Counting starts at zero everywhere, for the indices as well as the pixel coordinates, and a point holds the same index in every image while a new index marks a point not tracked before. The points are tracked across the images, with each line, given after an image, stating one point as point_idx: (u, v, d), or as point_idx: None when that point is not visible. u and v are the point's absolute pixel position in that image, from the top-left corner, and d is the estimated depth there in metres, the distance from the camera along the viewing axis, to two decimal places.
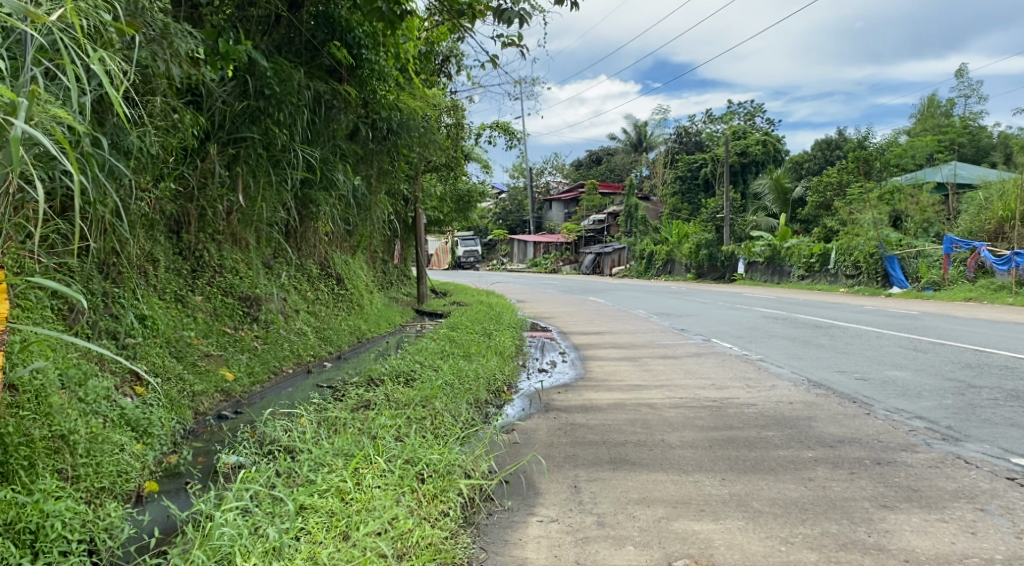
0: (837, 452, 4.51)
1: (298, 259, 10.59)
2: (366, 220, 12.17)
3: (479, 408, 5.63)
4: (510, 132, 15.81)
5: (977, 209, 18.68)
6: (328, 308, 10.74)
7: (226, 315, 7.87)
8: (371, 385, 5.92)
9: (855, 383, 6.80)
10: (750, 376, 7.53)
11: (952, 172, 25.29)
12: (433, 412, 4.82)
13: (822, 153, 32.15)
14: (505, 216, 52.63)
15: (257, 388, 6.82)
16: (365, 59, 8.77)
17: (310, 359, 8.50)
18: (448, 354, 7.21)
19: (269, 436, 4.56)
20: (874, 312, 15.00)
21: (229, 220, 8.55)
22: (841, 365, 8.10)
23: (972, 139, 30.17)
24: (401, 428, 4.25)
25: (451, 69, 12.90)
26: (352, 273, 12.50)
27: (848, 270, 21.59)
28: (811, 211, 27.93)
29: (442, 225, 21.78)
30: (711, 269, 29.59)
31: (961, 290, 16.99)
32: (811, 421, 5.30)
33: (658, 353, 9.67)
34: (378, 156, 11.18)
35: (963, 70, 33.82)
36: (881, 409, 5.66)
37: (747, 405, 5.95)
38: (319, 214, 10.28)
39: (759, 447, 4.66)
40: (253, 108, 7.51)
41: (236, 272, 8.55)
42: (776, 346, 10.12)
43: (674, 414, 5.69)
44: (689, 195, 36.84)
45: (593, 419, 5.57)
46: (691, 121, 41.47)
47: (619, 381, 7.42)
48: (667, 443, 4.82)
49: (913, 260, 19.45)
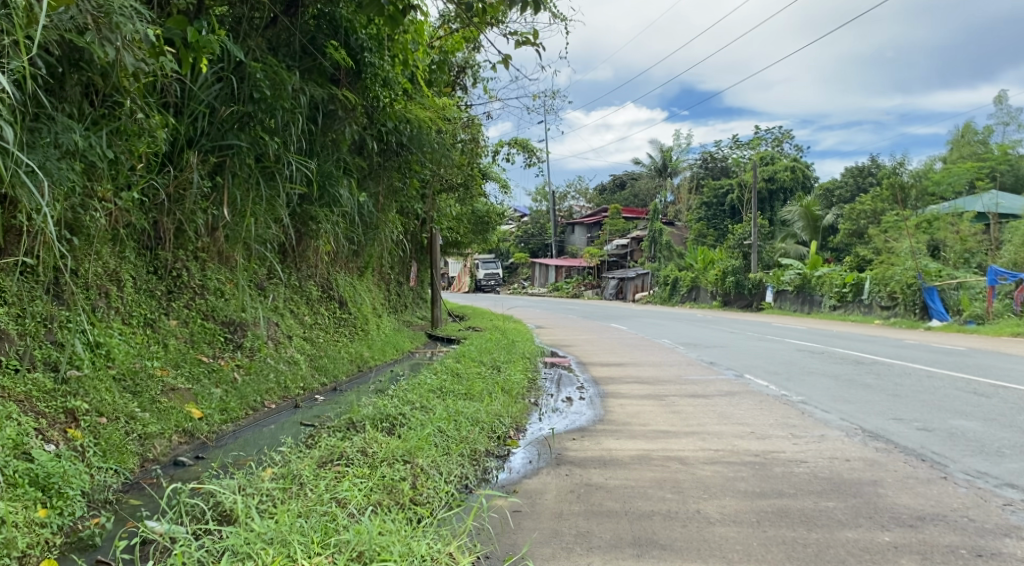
0: (922, 534, 3.57)
1: (296, 279, 9.84)
2: (374, 240, 11.44)
3: (477, 463, 4.77)
4: (529, 149, 14.97)
5: (1022, 240, 17.57)
6: (328, 332, 9.92)
7: (204, 341, 7.08)
8: (351, 429, 5.15)
9: (920, 436, 5.79)
10: (794, 422, 6.57)
11: (994, 201, 24.01)
12: (414, 474, 4.14)
13: (854, 180, 30.86)
14: (528, 241, 51.80)
15: (229, 427, 6.15)
16: (368, 63, 8.04)
17: (299, 392, 7.74)
18: (446, 392, 6.33)
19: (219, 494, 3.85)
20: (916, 347, 13.83)
21: (214, 237, 7.76)
22: (896, 411, 7.05)
23: (1012, 168, 28.96)
24: (361, 506, 3.59)
25: (468, 81, 12.16)
26: (357, 295, 11.69)
27: (883, 300, 20.46)
28: (842, 240, 26.97)
29: (462, 247, 21.04)
30: (737, 297, 28.52)
31: (1008, 325, 15.81)
32: (879, 488, 4.35)
33: (687, 391, 8.70)
34: (387, 172, 10.58)
35: (1002, 97, 32.66)
36: (961, 472, 4.68)
37: (796, 463, 5.01)
38: (319, 232, 9.56)
39: (819, 525, 3.73)
40: (241, 114, 6.95)
41: (221, 294, 7.76)
42: (816, 385, 9.09)
43: (710, 473, 4.78)
44: (715, 221, 35.83)
45: (612, 478, 4.67)
46: (716, 146, 40.75)
47: (644, 426, 6.48)
48: (705, 516, 3.91)
49: (953, 292, 18.24)
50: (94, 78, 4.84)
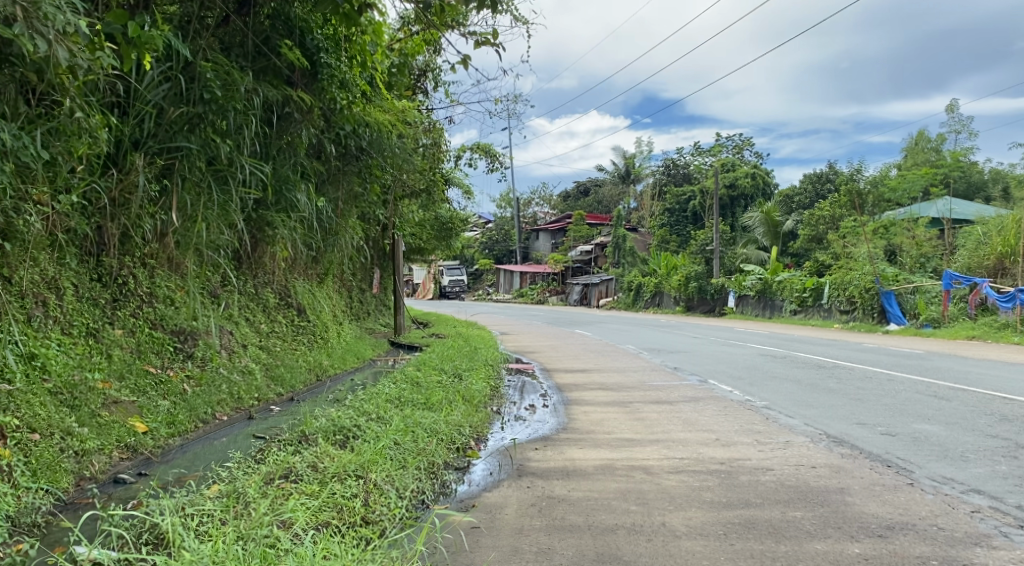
0: (891, 544, 3.49)
1: (252, 287, 9.54)
2: (334, 246, 11.17)
3: (435, 476, 4.60)
4: (492, 154, 14.82)
5: (975, 245, 17.98)
6: (285, 341, 9.62)
7: (151, 351, 6.77)
8: (303, 443, 4.94)
9: (883, 441, 5.77)
10: (758, 429, 6.51)
11: (948, 207, 24.56)
12: (367, 491, 3.96)
13: (812, 187, 31.37)
14: (492, 247, 51.65)
15: (176, 442, 5.88)
16: (324, 64, 7.78)
17: (252, 403, 7.47)
18: (405, 402, 6.12)
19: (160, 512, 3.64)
20: (875, 350, 14.00)
21: (163, 243, 7.45)
22: (859, 416, 7.03)
23: (964, 175, 29.70)
24: (307, 527, 3.41)
25: (429, 85, 11.98)
26: (316, 302, 11.41)
27: (842, 305, 20.76)
28: (802, 245, 27.14)
29: (425, 254, 20.79)
30: (700, 302, 28.75)
31: (963, 328, 16.12)
32: (845, 496, 4.28)
33: (651, 397, 8.62)
34: (347, 176, 10.33)
35: (955, 106, 33.58)
36: (926, 478, 4.63)
37: (762, 471, 4.92)
38: (276, 238, 9.27)
39: (788, 537, 3.62)
40: (192, 115, 6.66)
41: (170, 302, 7.44)
42: (779, 389, 9.09)
43: (676, 483, 4.66)
44: (677, 227, 36.08)
45: (575, 490, 4.52)
46: (679, 153, 41.15)
47: (608, 434, 6.35)
48: (671, 529, 3.78)
49: (911, 295, 18.58)
50: (26, 74, 4.55)
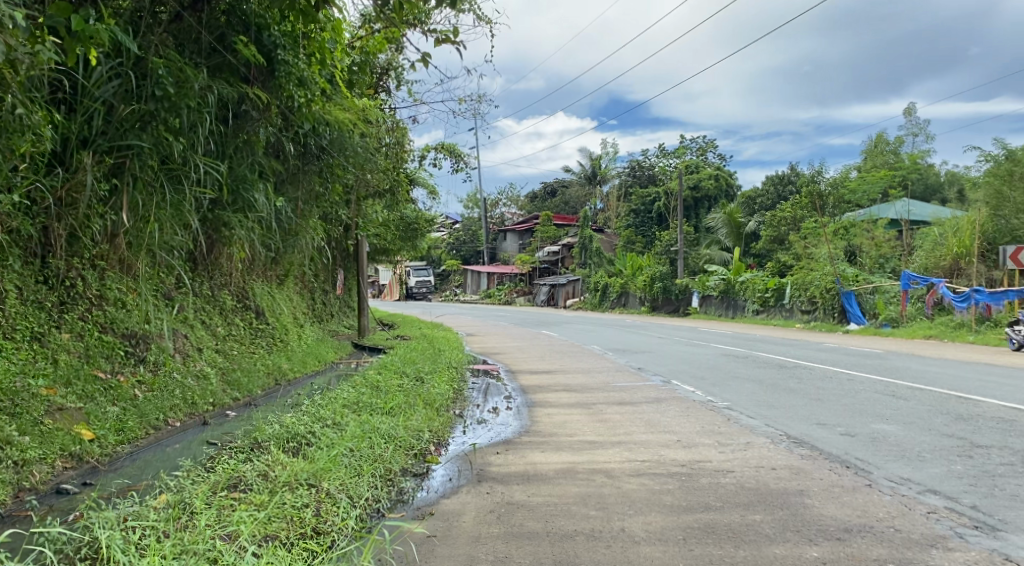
0: (849, 548, 3.47)
1: (209, 289, 9.31)
2: (294, 247, 10.96)
3: (391, 483, 4.49)
4: (456, 154, 14.71)
5: (932, 246, 18.35)
6: (243, 344, 9.40)
7: (102, 356, 6.54)
8: (255, 450, 4.80)
9: (843, 442, 5.80)
10: (720, 430, 6.50)
11: (906, 208, 25.07)
12: (318, 500, 3.84)
13: (774, 189, 31.81)
14: (459, 248, 51.44)
15: (125, 449, 5.68)
16: (282, 61, 7.56)
17: (207, 408, 7.26)
18: (363, 407, 5.99)
19: (99, 526, 3.47)
20: (835, 350, 14.19)
21: (114, 244, 7.20)
22: (819, 416, 7.07)
23: (921, 177, 30.34)
24: (251, 539, 3.29)
25: (392, 84, 11.84)
26: (276, 304, 11.18)
27: (803, 305, 21.07)
28: (764, 246, 27.48)
29: (390, 254, 20.59)
30: (665, 302, 28.96)
31: (920, 328, 16.43)
32: (804, 498, 4.27)
33: (615, 398, 8.60)
34: (306, 175, 10.13)
35: (912, 109, 34.33)
36: (884, 479, 4.65)
37: (722, 473, 4.90)
38: (233, 239, 9.06)
39: (746, 541, 3.59)
40: (143, 113, 6.42)
41: (122, 305, 7.21)
42: (742, 390, 9.14)
43: (637, 486, 4.61)
44: (643, 228, 36.30)
45: (534, 495, 4.45)
46: (644, 155, 41.46)
47: (570, 436, 6.30)
48: (630, 535, 3.72)
49: (870, 296, 18.88)
50: None
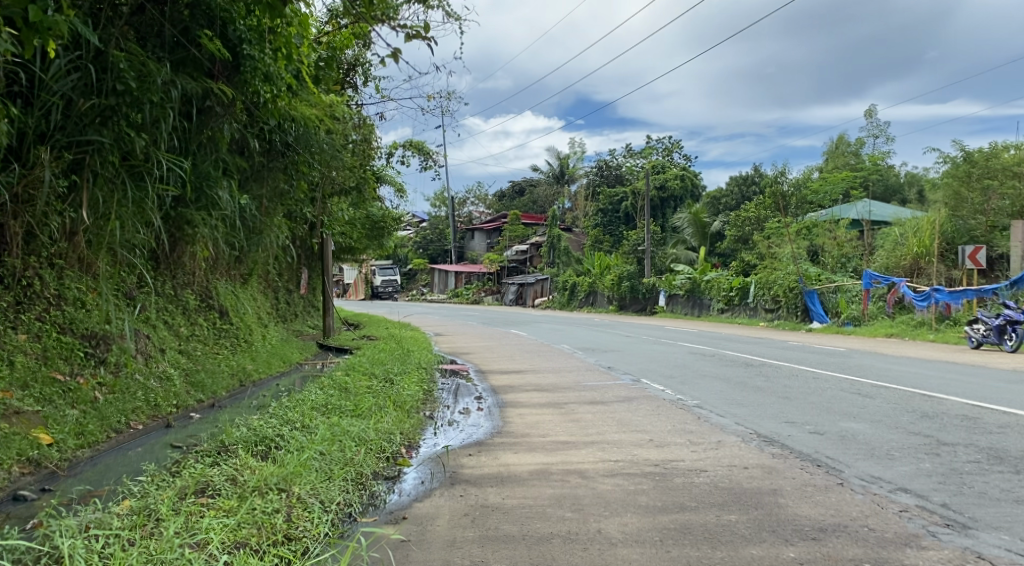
0: (824, 547, 3.49)
1: (171, 289, 9.09)
2: (259, 246, 10.76)
3: (363, 486, 4.39)
4: (424, 152, 14.59)
5: (892, 246, 18.74)
6: (206, 344, 9.20)
7: (60, 357, 6.32)
8: (222, 454, 4.66)
9: (813, 440, 5.85)
10: (691, 429, 6.52)
11: (867, 209, 25.57)
12: (289, 505, 3.73)
13: (739, 189, 32.22)
14: (426, 246, 51.16)
15: (86, 453, 5.48)
16: (247, 56, 7.35)
17: (171, 410, 7.07)
18: (332, 409, 5.88)
19: (59, 535, 3.33)
20: (800, 348, 14.39)
21: (73, 242, 6.98)
22: (788, 415, 7.13)
23: (881, 178, 31.02)
24: (219, 546, 3.17)
25: (359, 80, 11.68)
26: (239, 304, 10.96)
27: (767, 303, 21.37)
28: (728, 245, 27.81)
29: (356, 253, 20.37)
30: (632, 301, 29.13)
31: (881, 326, 16.76)
32: (778, 497, 4.28)
33: (585, 398, 8.58)
34: (272, 173, 9.95)
35: (872, 112, 35.09)
36: (855, 478, 4.69)
37: (696, 472, 4.90)
38: (196, 237, 8.86)
39: (723, 542, 3.58)
40: (104, 107, 6.21)
41: (82, 306, 6.99)
42: (710, 388, 9.20)
43: (611, 487, 4.59)
44: (610, 227, 36.49)
45: (509, 497, 4.40)
46: (611, 155, 41.72)
47: (543, 437, 6.26)
48: (607, 537, 3.69)
49: (832, 295, 19.18)
50: None
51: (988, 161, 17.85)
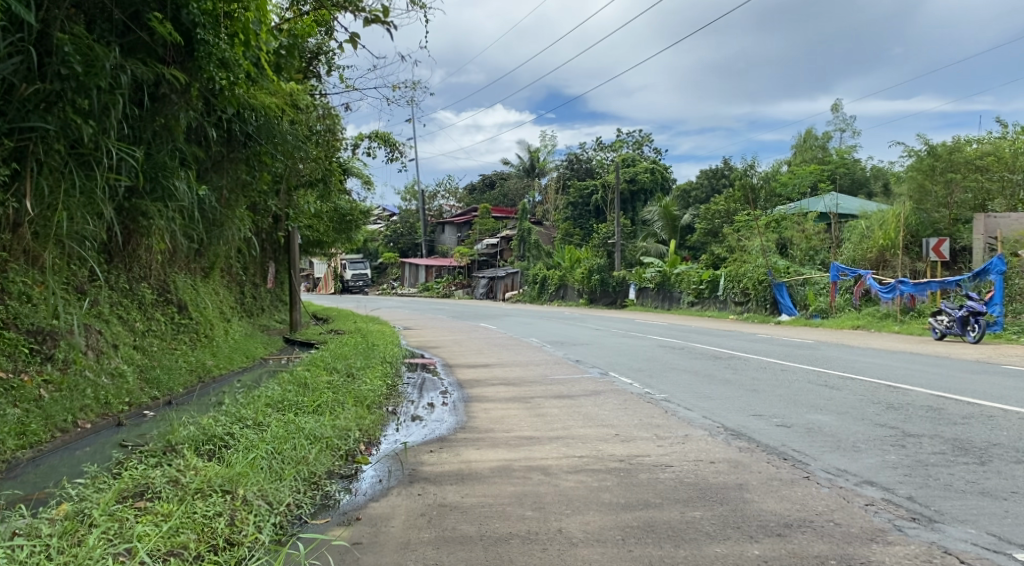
0: (790, 544, 3.39)
1: (126, 282, 8.78)
2: (219, 238, 10.44)
3: (316, 487, 4.21)
4: (391, 143, 14.34)
5: (858, 238, 18.92)
6: (163, 339, 8.90)
7: (2, 352, 6.02)
8: (167, 454, 4.44)
9: (780, 433, 5.79)
10: (658, 422, 6.42)
11: (834, 202, 25.82)
12: (233, 508, 3.53)
13: (708, 182, 32.23)
14: (397, 240, 50.70)
15: (26, 454, 5.23)
16: (202, 40, 7.01)
17: (123, 408, 6.81)
18: (289, 406, 5.68)
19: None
20: (768, 340, 14.43)
21: (18, 233, 6.67)
22: (755, 407, 7.08)
23: (847, 172, 31.35)
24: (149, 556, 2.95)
25: (323, 69, 11.43)
26: (200, 298, 10.64)
27: (736, 296, 21.44)
28: (698, 239, 27.91)
29: (323, 247, 20.03)
30: (603, 294, 29.08)
31: (847, 318, 16.91)
32: (743, 492, 4.19)
33: (552, 392, 8.46)
34: (233, 164, 9.66)
35: (839, 106, 35.47)
36: (821, 471, 4.62)
37: (661, 467, 4.80)
38: (151, 229, 8.57)
39: (687, 540, 3.47)
40: (48, 93, 5.89)
41: (27, 300, 6.68)
42: (678, 381, 9.13)
43: (574, 483, 4.46)
44: (581, 221, 36.45)
45: (469, 496, 4.25)
46: (582, 148, 41.74)
47: (507, 432, 6.11)
48: (567, 536, 3.55)
49: (800, 287, 19.32)
50: None
51: (951, 155, 17.95)
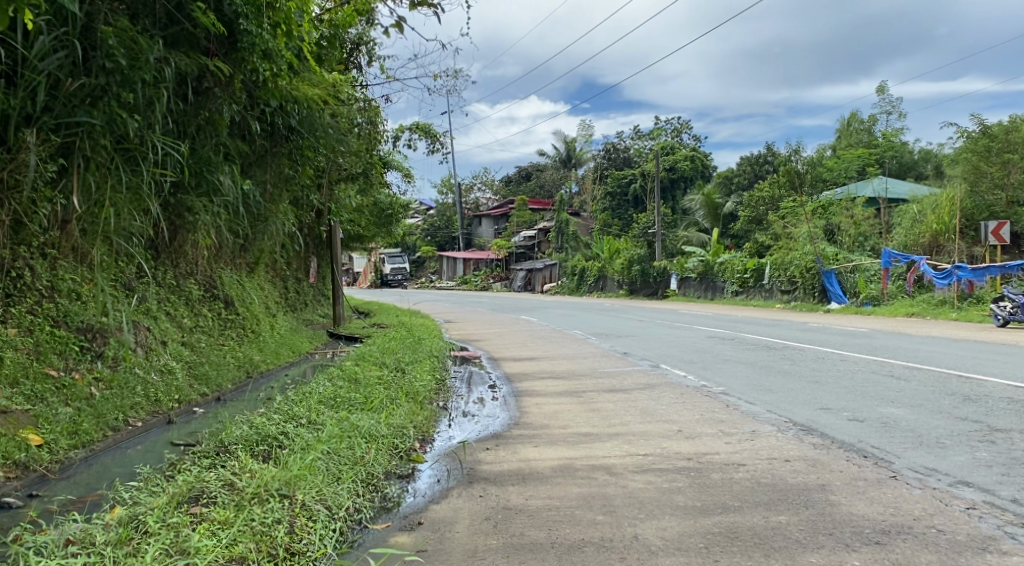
0: (891, 554, 3.11)
1: (172, 277, 8.75)
2: (262, 231, 10.36)
3: (374, 489, 4.04)
4: (431, 134, 14.15)
5: (911, 223, 18.25)
6: (211, 335, 8.87)
7: (53, 352, 6.00)
8: (221, 455, 4.32)
9: (855, 428, 5.45)
10: (720, 417, 6.14)
11: (883, 186, 24.98)
12: (292, 515, 3.38)
13: (750, 169, 31.63)
14: (434, 234, 50.71)
15: (79, 454, 5.15)
16: (244, 31, 6.84)
17: (173, 406, 6.74)
18: (342, 403, 5.52)
19: (34, 555, 2.97)
20: (821, 329, 13.95)
21: (66, 231, 6.62)
22: (822, 400, 6.74)
23: (895, 155, 30.37)
24: None
25: (364, 60, 11.27)
26: (246, 293, 10.60)
27: (783, 285, 20.89)
28: (742, 227, 27.25)
29: (363, 241, 20.00)
30: (644, 285, 28.58)
31: (901, 305, 16.31)
32: (828, 494, 3.90)
33: (605, 385, 8.20)
34: (275, 158, 9.57)
35: (885, 88, 34.43)
36: (909, 470, 4.30)
37: (734, 467, 4.52)
38: (196, 224, 8.52)
39: (776, 548, 3.21)
40: (93, 88, 5.77)
41: (77, 298, 6.64)
42: (735, 373, 8.80)
43: (644, 484, 4.22)
44: (619, 211, 35.99)
45: (532, 498, 4.03)
46: (618, 137, 41.18)
47: (563, 428, 5.88)
48: (645, 544, 3.32)
49: (850, 274, 18.68)
50: None
51: (1007, 134, 17.04)
